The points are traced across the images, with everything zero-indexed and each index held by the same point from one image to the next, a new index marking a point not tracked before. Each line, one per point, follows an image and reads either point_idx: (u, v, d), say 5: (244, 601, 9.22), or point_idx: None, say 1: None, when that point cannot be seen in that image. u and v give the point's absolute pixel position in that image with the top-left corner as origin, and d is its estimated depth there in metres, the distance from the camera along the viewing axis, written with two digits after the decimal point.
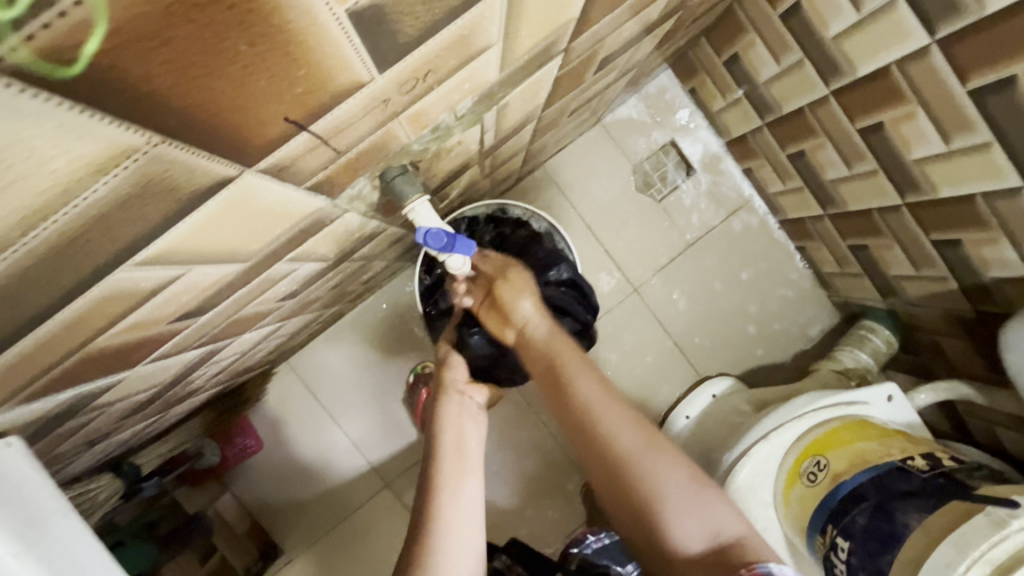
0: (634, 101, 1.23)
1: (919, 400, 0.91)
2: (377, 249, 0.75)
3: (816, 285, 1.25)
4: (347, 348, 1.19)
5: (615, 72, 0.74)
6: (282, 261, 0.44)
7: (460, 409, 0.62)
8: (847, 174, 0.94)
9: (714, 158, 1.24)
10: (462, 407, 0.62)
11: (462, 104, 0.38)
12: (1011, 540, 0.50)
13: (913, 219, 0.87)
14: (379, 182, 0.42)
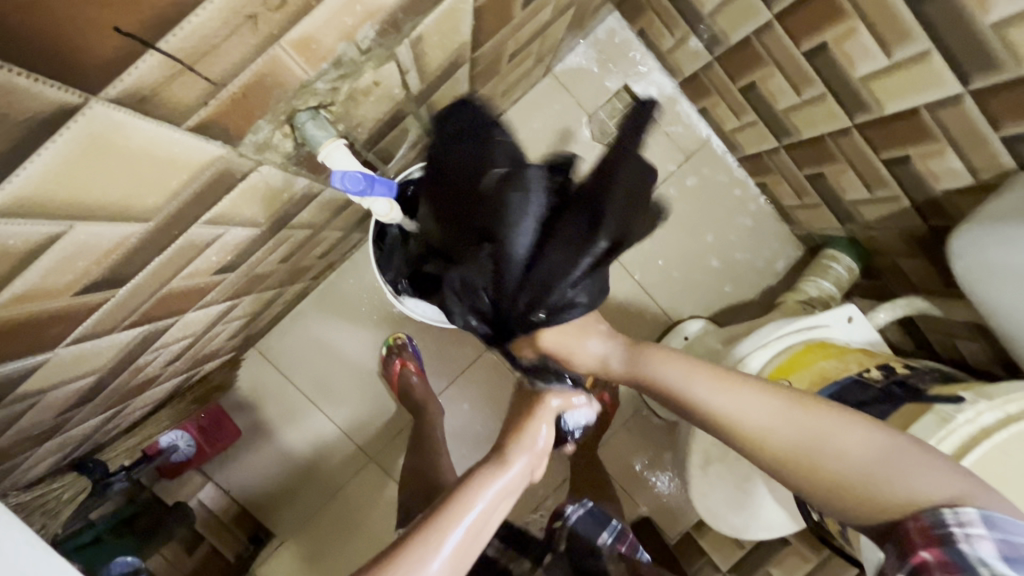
0: (584, 48, 1.20)
1: (880, 319, 0.93)
2: (323, 216, 0.72)
3: (780, 220, 1.25)
4: (316, 328, 1.17)
5: (550, 8, 0.71)
6: (199, 224, 0.41)
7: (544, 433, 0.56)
8: (798, 102, 0.93)
9: (669, 100, 1.22)
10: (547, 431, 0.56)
11: (362, 33, 0.36)
12: (958, 434, 0.50)
13: (864, 140, 0.87)
14: (289, 128, 0.39)
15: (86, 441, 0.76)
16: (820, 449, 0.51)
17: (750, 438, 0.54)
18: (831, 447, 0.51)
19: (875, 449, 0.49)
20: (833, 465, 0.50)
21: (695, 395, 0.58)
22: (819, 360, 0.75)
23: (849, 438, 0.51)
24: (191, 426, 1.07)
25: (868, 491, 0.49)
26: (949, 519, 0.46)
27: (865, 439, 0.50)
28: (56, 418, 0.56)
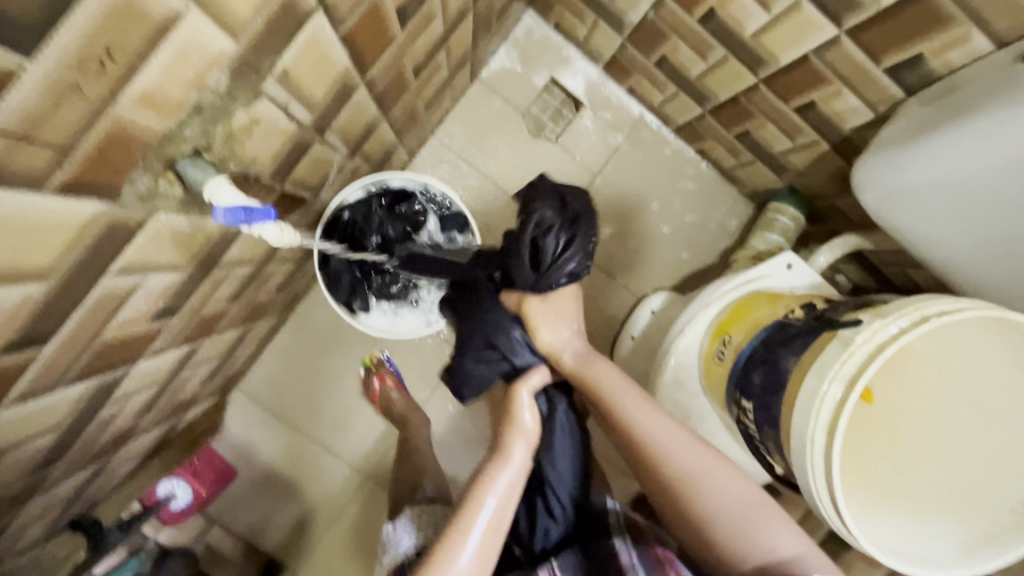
0: (505, 50, 1.24)
1: (820, 262, 0.96)
2: (261, 252, 0.76)
3: (725, 182, 1.28)
4: (294, 359, 1.20)
5: (440, 20, 0.74)
6: (109, 276, 0.45)
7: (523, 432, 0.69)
8: (707, 66, 0.96)
9: (597, 85, 1.25)
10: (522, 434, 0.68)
11: (214, 79, 0.39)
12: (858, 354, 0.54)
13: (772, 93, 0.90)
14: (173, 175, 0.43)
15: (79, 497, 0.80)
16: (689, 479, 0.66)
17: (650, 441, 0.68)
18: (698, 476, 0.65)
19: (751, 500, 0.64)
20: (708, 516, 0.64)
21: (620, 405, 0.72)
22: (754, 310, 0.77)
23: (705, 462, 0.66)
24: (186, 472, 1.09)
25: (682, 500, 0.66)
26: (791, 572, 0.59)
27: (698, 457, 0.66)
28: (25, 480, 0.59)
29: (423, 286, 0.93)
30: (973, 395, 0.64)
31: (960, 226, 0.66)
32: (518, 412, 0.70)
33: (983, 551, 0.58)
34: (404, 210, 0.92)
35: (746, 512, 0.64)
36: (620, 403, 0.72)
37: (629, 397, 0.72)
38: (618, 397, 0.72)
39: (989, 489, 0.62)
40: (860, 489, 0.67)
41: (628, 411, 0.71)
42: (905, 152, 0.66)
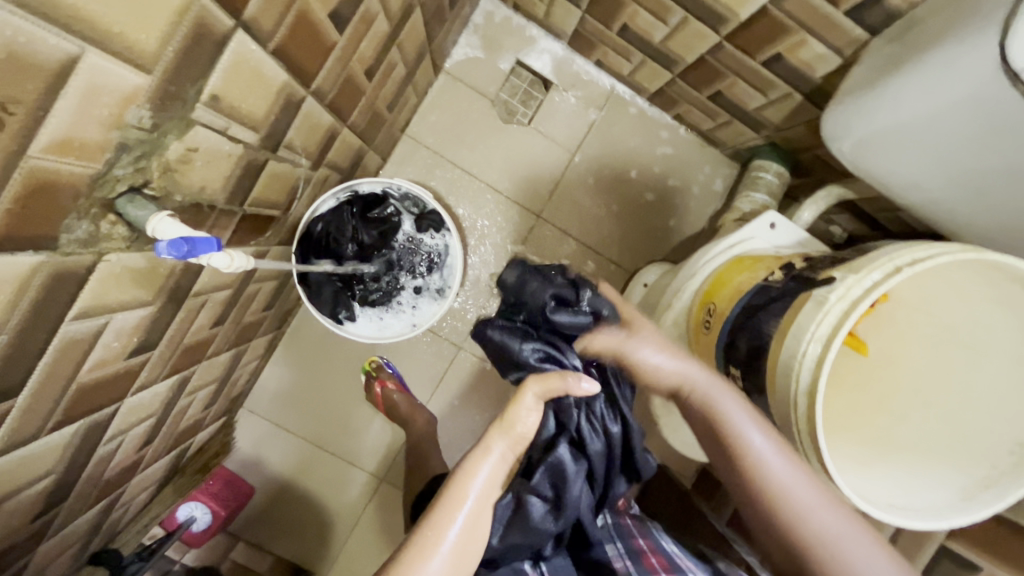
0: (466, 38, 1.21)
1: (805, 218, 0.94)
2: (236, 275, 0.76)
3: (707, 145, 1.25)
4: (294, 372, 1.22)
5: (383, 17, 0.72)
6: (69, 321, 0.45)
7: (494, 483, 0.59)
8: (670, 30, 0.94)
9: (564, 62, 1.22)
10: (495, 482, 0.59)
11: (135, 114, 0.39)
12: (832, 314, 0.53)
13: (737, 50, 0.87)
14: (115, 215, 0.44)
15: (97, 532, 0.82)
16: (823, 533, 0.55)
17: (755, 462, 0.59)
18: (816, 512, 0.56)
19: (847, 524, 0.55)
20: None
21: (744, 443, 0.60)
22: (736, 276, 0.76)
23: (839, 524, 0.56)
24: (203, 493, 1.12)
25: (814, 562, 0.55)
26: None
27: (841, 520, 0.56)
28: (30, 525, 0.60)
29: (404, 288, 0.94)
30: (967, 340, 0.63)
31: (936, 166, 0.64)
32: (518, 413, 0.62)
33: (983, 497, 0.58)
34: (377, 215, 0.91)
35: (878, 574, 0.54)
36: (755, 448, 0.59)
37: (734, 399, 0.62)
38: (728, 409, 0.62)
39: (985, 430, 0.60)
40: (855, 446, 0.67)
41: (760, 456, 0.59)
42: (868, 98, 0.64)
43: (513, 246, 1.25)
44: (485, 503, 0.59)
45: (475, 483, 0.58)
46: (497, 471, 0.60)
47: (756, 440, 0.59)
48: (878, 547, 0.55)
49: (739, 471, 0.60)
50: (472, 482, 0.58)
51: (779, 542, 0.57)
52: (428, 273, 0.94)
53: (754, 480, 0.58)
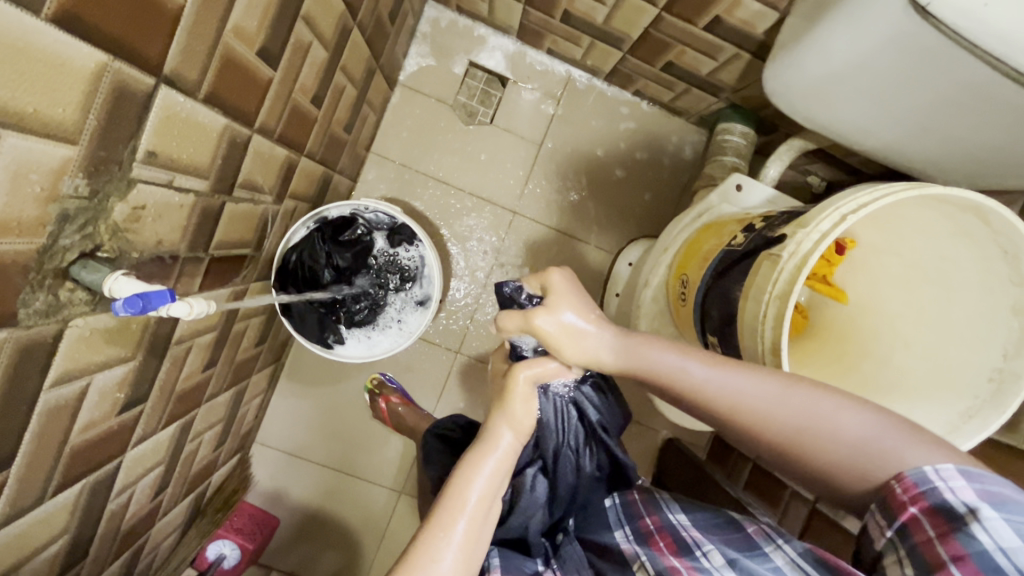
0: (417, 47, 1.22)
1: (771, 175, 0.94)
2: (218, 317, 0.78)
3: (670, 116, 1.25)
4: (299, 399, 1.24)
5: (319, 45, 0.73)
6: (48, 389, 0.47)
7: (495, 466, 0.55)
8: (610, 9, 0.94)
9: (517, 56, 1.22)
10: (498, 464, 0.55)
11: (70, 184, 0.41)
12: (785, 271, 0.54)
13: (678, 18, 0.87)
14: (72, 283, 0.46)
15: None
16: (796, 426, 0.51)
17: (692, 390, 0.54)
18: (779, 409, 0.52)
19: (815, 407, 0.51)
20: (841, 461, 0.50)
21: (684, 378, 0.55)
22: (705, 244, 0.76)
23: (817, 411, 0.51)
24: (228, 531, 1.14)
25: (806, 461, 0.52)
26: (881, 503, 0.49)
27: (811, 402, 0.51)
28: None
29: (388, 305, 0.95)
30: (936, 269, 0.63)
31: (881, 102, 0.64)
32: (517, 402, 0.59)
33: (968, 427, 0.58)
34: (349, 237, 0.91)
35: (870, 444, 0.50)
36: (688, 374, 0.54)
37: (654, 344, 0.56)
38: (652, 360, 0.56)
39: (962, 358, 0.61)
40: (840, 394, 0.67)
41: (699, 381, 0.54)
42: (798, 50, 0.64)
43: (494, 245, 1.26)
44: (495, 492, 0.54)
45: (478, 482, 0.54)
46: (502, 454, 0.56)
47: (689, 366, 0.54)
48: (860, 405, 0.51)
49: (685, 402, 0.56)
50: (472, 469, 0.55)
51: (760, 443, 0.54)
52: (408, 286, 0.95)
53: (710, 406, 0.54)
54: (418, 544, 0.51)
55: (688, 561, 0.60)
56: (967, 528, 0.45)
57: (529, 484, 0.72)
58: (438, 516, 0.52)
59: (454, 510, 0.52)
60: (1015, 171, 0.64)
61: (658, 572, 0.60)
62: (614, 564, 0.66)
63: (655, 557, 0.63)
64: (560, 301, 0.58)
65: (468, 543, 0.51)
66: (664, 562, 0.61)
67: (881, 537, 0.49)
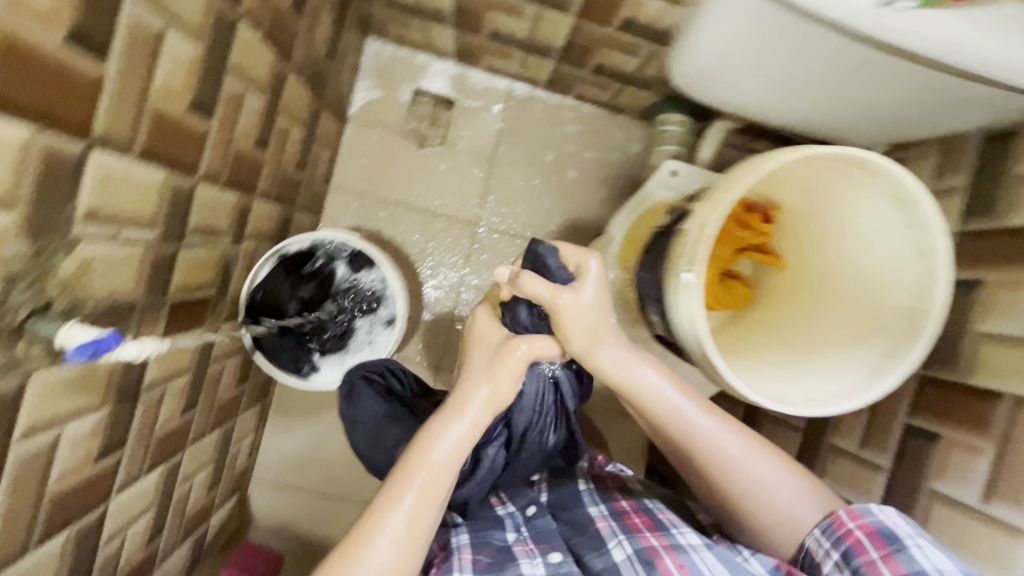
0: (362, 82, 1.27)
1: (705, 157, 0.98)
2: (189, 360, 0.81)
3: (613, 114, 1.30)
4: (290, 433, 1.26)
5: (254, 92, 0.78)
6: (16, 442, 0.50)
7: (456, 448, 0.64)
8: (531, 23, 0.99)
9: (458, 78, 1.28)
10: (461, 441, 0.64)
11: (9, 247, 0.44)
12: (693, 240, 0.59)
13: (593, 23, 0.93)
14: (26, 339, 0.49)
15: None
16: (739, 463, 0.71)
17: (673, 418, 0.72)
18: (730, 447, 0.71)
19: (753, 451, 0.72)
20: (762, 500, 0.70)
21: (663, 403, 0.72)
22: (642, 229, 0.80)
23: (751, 455, 0.71)
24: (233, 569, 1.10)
25: (734, 495, 0.71)
26: (826, 529, 0.68)
27: (753, 450, 0.72)
28: None
29: (357, 329, 0.98)
30: (848, 218, 0.67)
31: (777, 77, 0.71)
32: (484, 394, 0.67)
33: (891, 367, 0.60)
34: (310, 269, 0.95)
35: (781, 488, 0.70)
36: (666, 400, 0.72)
37: (644, 366, 0.72)
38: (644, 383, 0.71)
39: (886, 300, 0.63)
40: (787, 352, 0.71)
41: (677, 411, 0.72)
42: (688, 41, 0.70)
43: (460, 259, 1.30)
44: (449, 465, 0.64)
45: (437, 453, 0.63)
46: (468, 436, 0.65)
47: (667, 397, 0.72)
48: (782, 455, 0.73)
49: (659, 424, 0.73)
50: (435, 445, 0.64)
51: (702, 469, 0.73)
52: (375, 309, 0.98)
53: (683, 437, 0.72)
54: (375, 507, 0.61)
55: (664, 540, 0.72)
56: (902, 557, 0.63)
57: (488, 449, 0.80)
58: (394, 479, 0.63)
59: (409, 474, 0.62)
60: (908, 101, 0.70)
61: (637, 548, 0.72)
62: (590, 540, 0.76)
63: (633, 535, 0.74)
64: (584, 287, 0.67)
65: (414, 513, 0.61)
66: (641, 541, 0.73)
67: (826, 559, 0.67)
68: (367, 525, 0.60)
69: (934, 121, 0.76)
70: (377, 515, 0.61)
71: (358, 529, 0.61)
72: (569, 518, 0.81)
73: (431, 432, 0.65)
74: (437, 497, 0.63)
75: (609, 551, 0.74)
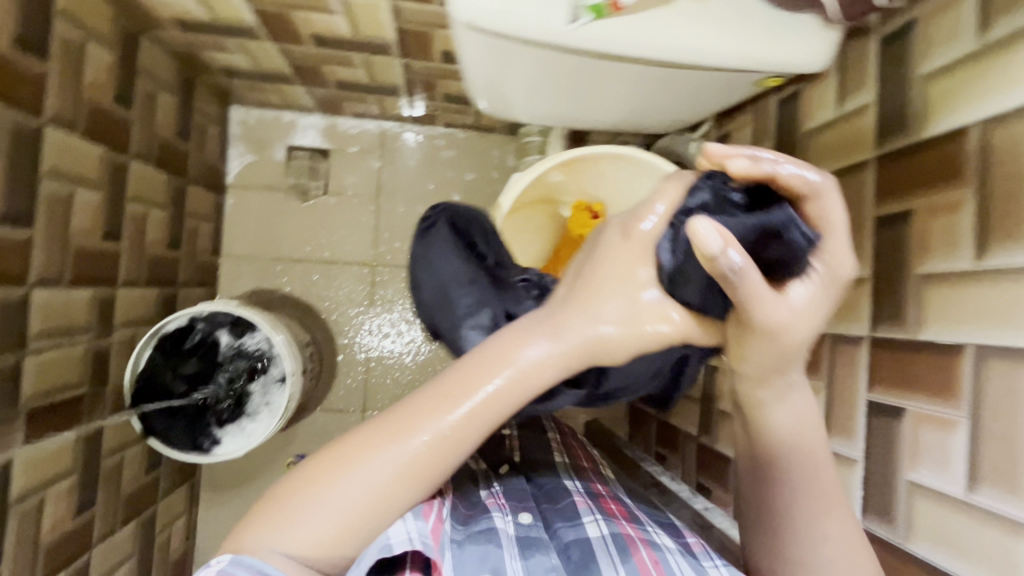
0: (235, 149, 1.30)
1: None
2: (72, 460, 0.81)
3: (484, 134, 1.35)
4: (227, 506, 1.26)
5: (86, 191, 0.80)
6: None
7: (438, 448, 0.48)
8: (366, 70, 1.03)
9: (329, 128, 1.32)
10: (447, 442, 0.48)
11: None
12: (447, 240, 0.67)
13: (418, 61, 0.97)
14: None
15: None
16: (812, 505, 0.53)
17: (775, 432, 0.53)
18: (818, 475, 0.53)
19: (834, 497, 0.53)
20: (800, 555, 0.52)
21: (760, 407, 0.53)
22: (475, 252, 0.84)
23: (829, 512, 0.52)
24: None
25: (781, 525, 0.54)
26: None
27: (835, 500, 0.53)
28: None
29: (251, 393, 0.98)
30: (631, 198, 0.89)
31: (545, 96, 0.76)
32: (522, 369, 0.48)
33: None
34: (191, 344, 0.96)
35: (831, 560, 0.51)
36: (769, 410, 0.53)
37: (775, 367, 0.50)
38: (774, 407, 0.52)
39: None
40: None
41: (779, 410, 0.52)
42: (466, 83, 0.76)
43: (365, 299, 1.32)
44: (421, 464, 0.47)
45: (444, 419, 0.48)
46: (464, 438, 0.48)
47: (788, 409, 0.52)
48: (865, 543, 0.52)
49: (755, 421, 0.54)
50: (436, 417, 0.48)
51: (759, 484, 0.55)
52: (266, 370, 0.99)
53: (768, 442, 0.54)
54: (355, 439, 0.49)
55: (641, 533, 0.62)
56: None
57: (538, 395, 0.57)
58: (374, 428, 0.49)
59: (382, 448, 0.48)
60: (684, 85, 0.69)
61: (612, 530, 0.61)
62: (562, 513, 0.66)
63: (609, 520, 0.64)
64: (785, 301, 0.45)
65: (355, 507, 0.46)
66: (618, 527, 0.62)
67: None
68: (310, 492, 0.47)
69: (738, 93, 0.74)
70: (331, 475, 0.47)
71: (320, 458, 0.49)
72: (545, 486, 0.74)
73: (453, 388, 0.49)
74: (424, 479, 0.47)
75: (584, 524, 0.63)
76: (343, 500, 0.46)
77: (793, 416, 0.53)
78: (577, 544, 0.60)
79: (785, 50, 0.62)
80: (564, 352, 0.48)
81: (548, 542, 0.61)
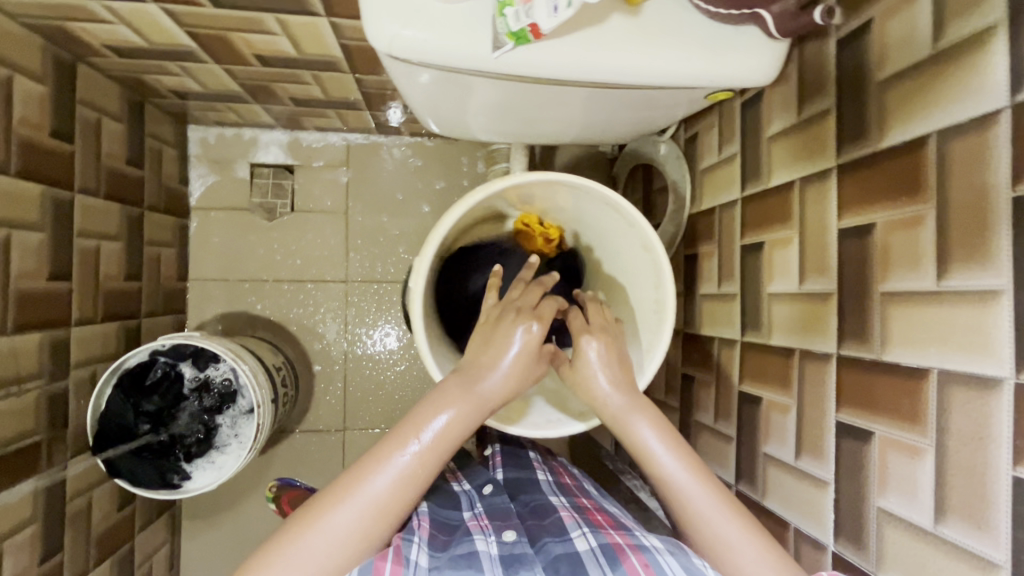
0: (196, 170, 1.26)
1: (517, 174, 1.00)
2: (30, 510, 0.80)
3: (452, 141, 1.31)
4: (209, 534, 1.24)
5: None
6: None
7: (391, 502, 0.56)
8: (319, 86, 0.99)
9: (291, 143, 1.28)
10: (397, 497, 0.56)
11: None
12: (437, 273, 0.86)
13: (369, 75, 0.93)
14: None
15: None
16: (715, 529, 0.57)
17: (656, 464, 0.62)
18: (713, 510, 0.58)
19: (733, 519, 0.57)
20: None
21: (636, 434, 0.63)
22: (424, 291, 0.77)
23: (733, 532, 0.57)
24: None
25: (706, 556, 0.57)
26: None
27: (736, 525, 0.57)
28: None
29: (220, 427, 0.96)
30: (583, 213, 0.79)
31: (487, 113, 0.73)
32: (437, 433, 0.58)
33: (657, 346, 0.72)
34: (152, 380, 0.94)
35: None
36: (639, 433, 0.63)
37: (642, 413, 0.64)
38: (642, 432, 0.63)
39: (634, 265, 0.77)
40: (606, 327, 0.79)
41: (644, 435, 0.63)
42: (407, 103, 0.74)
43: (338, 317, 1.30)
44: (375, 518, 0.55)
45: (375, 484, 0.56)
46: (407, 491, 0.56)
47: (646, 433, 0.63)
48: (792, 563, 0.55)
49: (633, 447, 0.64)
50: (375, 480, 0.56)
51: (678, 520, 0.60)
52: (233, 402, 0.97)
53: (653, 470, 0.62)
54: (305, 513, 0.55)
55: (629, 539, 0.59)
56: None
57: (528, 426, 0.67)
58: (324, 494, 0.56)
59: (335, 508, 0.54)
60: (628, 99, 0.67)
61: (598, 543, 0.59)
62: (550, 530, 0.64)
63: (597, 531, 0.62)
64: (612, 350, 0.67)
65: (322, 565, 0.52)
66: (605, 537, 0.60)
67: None
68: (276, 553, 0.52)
69: (686, 104, 0.71)
70: (287, 541, 0.53)
71: (300, 517, 0.55)
72: (530, 503, 0.73)
73: (382, 450, 0.58)
74: (385, 518, 0.55)
75: (572, 539, 0.60)
76: (313, 552, 0.52)
77: (656, 436, 0.63)
78: (566, 558, 0.58)
79: (725, 64, 0.59)
80: (478, 404, 0.61)
81: (535, 556, 0.59)
